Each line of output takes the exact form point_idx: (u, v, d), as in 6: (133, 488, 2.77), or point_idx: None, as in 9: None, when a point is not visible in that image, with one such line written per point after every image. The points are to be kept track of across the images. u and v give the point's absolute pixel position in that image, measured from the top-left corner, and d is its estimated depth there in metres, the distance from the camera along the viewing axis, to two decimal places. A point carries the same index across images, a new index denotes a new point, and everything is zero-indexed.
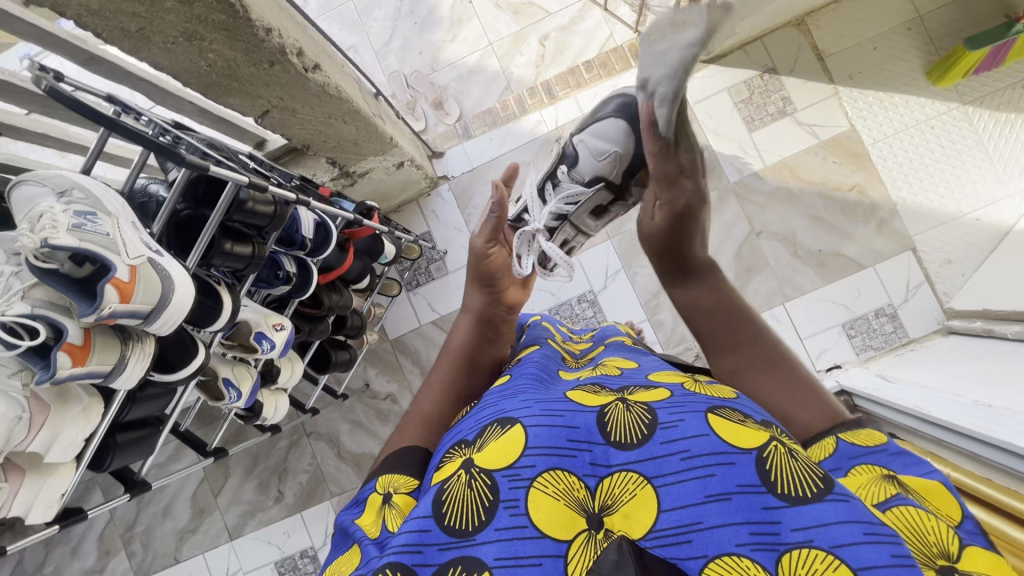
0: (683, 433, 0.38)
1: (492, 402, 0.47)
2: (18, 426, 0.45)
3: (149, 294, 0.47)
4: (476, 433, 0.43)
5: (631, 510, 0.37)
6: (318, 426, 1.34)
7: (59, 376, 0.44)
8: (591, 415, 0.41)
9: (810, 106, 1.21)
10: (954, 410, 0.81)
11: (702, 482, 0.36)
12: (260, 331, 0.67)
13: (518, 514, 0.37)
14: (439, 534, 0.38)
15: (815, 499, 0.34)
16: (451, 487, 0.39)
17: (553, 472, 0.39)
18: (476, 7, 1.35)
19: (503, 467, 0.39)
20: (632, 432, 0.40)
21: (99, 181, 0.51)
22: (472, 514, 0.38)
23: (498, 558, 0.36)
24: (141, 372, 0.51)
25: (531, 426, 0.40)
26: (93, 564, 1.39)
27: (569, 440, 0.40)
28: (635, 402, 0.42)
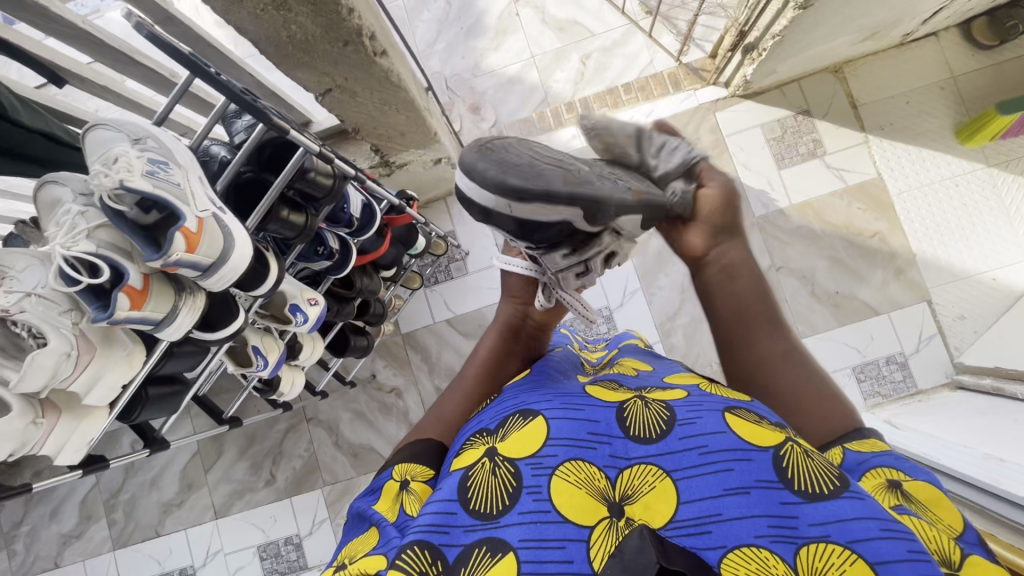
0: (701, 430, 0.39)
1: (515, 397, 0.49)
2: (64, 364, 0.45)
3: (212, 248, 0.47)
4: (500, 422, 0.45)
5: (652, 501, 0.37)
6: (318, 413, 1.32)
7: (117, 317, 0.44)
8: (610, 411, 0.43)
9: (840, 150, 1.24)
10: (964, 462, 0.82)
11: (720, 477, 0.37)
12: (295, 304, 0.68)
13: (541, 498, 0.38)
14: (464, 517, 0.39)
15: (832, 495, 0.35)
16: (476, 474, 0.41)
17: (574, 463, 0.39)
18: (522, 20, 1.43)
19: (526, 456, 0.40)
20: (652, 428, 0.41)
21: (170, 135, 0.52)
22: (497, 498, 0.39)
23: (521, 540, 0.36)
24: (190, 324, 0.50)
25: (553, 417, 0.42)
26: (72, 528, 1.37)
27: (590, 432, 0.41)
28: (653, 401, 0.43)
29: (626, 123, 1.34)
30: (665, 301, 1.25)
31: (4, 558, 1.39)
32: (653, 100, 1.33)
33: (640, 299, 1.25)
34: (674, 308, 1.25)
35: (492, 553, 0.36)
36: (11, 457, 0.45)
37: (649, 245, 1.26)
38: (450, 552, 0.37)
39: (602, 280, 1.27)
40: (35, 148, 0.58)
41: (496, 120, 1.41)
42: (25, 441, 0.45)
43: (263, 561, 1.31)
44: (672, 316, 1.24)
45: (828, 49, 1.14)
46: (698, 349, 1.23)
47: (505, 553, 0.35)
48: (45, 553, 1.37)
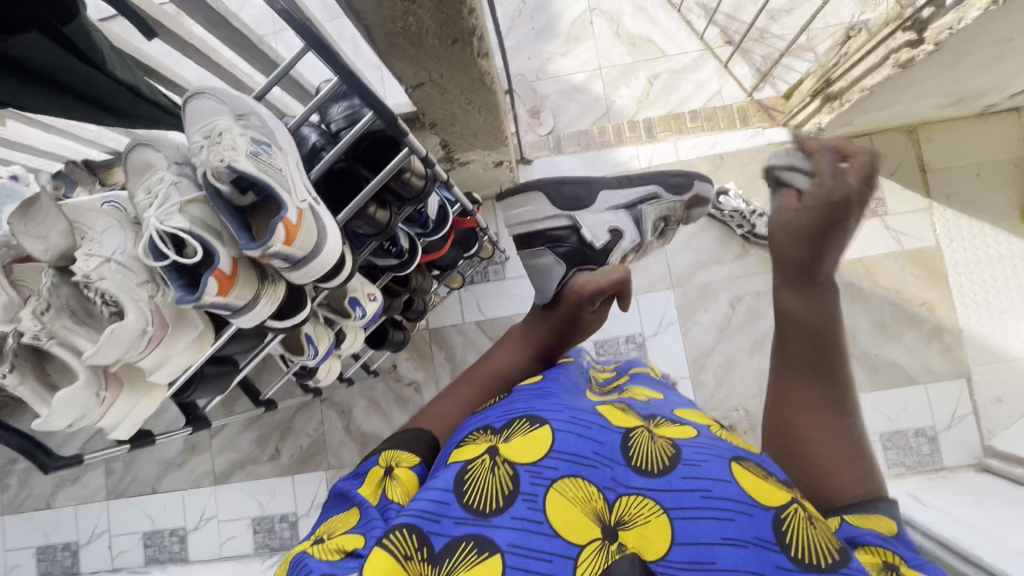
0: (706, 473, 0.40)
1: (522, 396, 0.48)
2: (138, 342, 0.43)
3: (307, 241, 0.45)
4: (506, 422, 0.45)
5: (647, 531, 0.39)
6: (333, 395, 1.30)
7: (203, 301, 0.42)
8: (617, 435, 0.44)
9: (903, 212, 1.21)
10: (984, 547, 0.78)
11: (717, 523, 0.38)
12: (355, 298, 0.66)
13: (534, 508, 0.39)
14: (457, 509, 0.39)
15: (828, 568, 0.36)
16: (475, 468, 0.41)
17: (573, 479, 0.41)
18: (595, 30, 1.40)
19: (527, 462, 0.41)
20: (655, 460, 0.42)
21: (273, 114, 0.50)
22: (493, 497, 0.40)
23: (511, 544, 0.37)
24: (266, 314, 0.48)
25: (559, 430, 0.43)
26: (69, 471, 1.36)
27: (594, 452, 0.42)
28: (659, 435, 0.44)
29: (688, 150, 1.30)
30: (700, 337, 1.23)
31: None
32: (718, 132, 1.30)
33: (675, 332, 1.23)
34: (708, 345, 1.23)
35: (479, 552, 0.37)
36: (69, 428, 0.43)
37: (693, 278, 1.24)
38: (437, 540, 0.38)
39: (640, 306, 1.24)
40: (113, 98, 0.54)
41: (555, 126, 1.38)
42: (85, 414, 0.43)
43: (256, 535, 1.30)
44: (705, 353, 1.22)
45: (909, 109, 1.11)
46: (726, 391, 1.21)
47: (491, 555, 0.37)
48: (39, 492, 1.36)
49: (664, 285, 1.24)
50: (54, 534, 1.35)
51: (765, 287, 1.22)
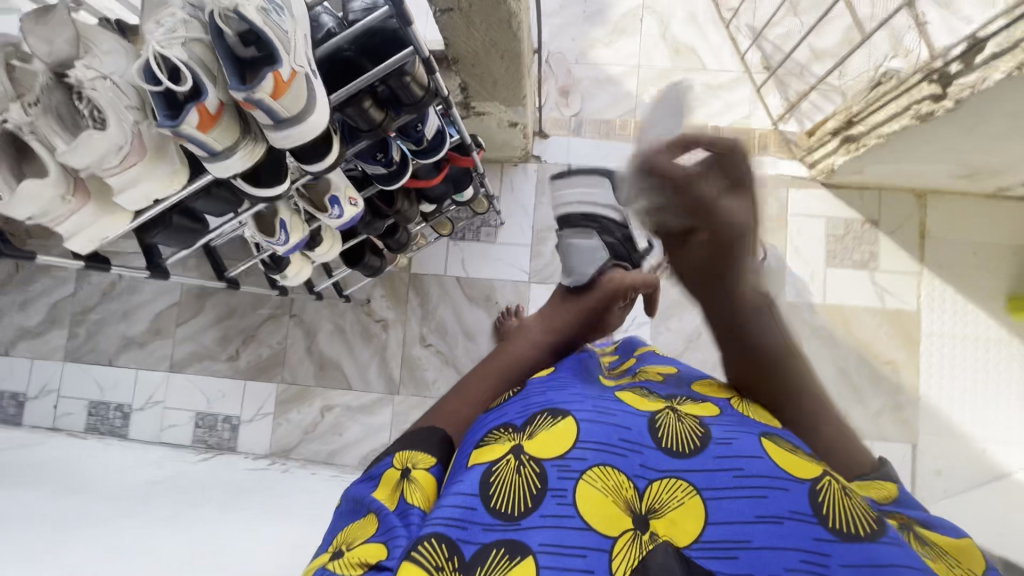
0: (735, 453, 0.47)
1: (537, 393, 0.57)
2: (114, 156, 0.45)
3: (293, 105, 0.46)
4: (527, 421, 0.52)
5: (677, 518, 0.45)
6: (303, 313, 1.32)
7: (181, 130, 0.44)
8: (641, 422, 0.51)
9: (892, 271, 1.22)
10: None
11: (751, 501, 0.44)
12: (336, 196, 0.67)
13: (565, 503, 0.45)
14: (483, 514, 0.46)
15: (868, 538, 0.42)
16: (501, 471, 0.48)
17: (601, 468, 0.47)
18: (643, 28, 1.42)
19: (552, 458, 0.48)
20: (683, 443, 0.49)
21: None
22: (521, 500, 0.46)
23: (542, 544, 0.43)
24: (241, 169, 0.50)
25: (582, 421, 0.50)
26: (34, 325, 1.38)
27: (621, 440, 0.49)
28: (685, 418, 0.51)
29: None
30: (667, 343, 1.25)
31: None
32: None
33: (645, 333, 1.25)
34: (672, 353, 1.24)
35: (514, 556, 0.43)
36: (30, 219, 0.45)
37: None
38: (467, 547, 0.45)
39: None
40: None
41: (581, 109, 1.39)
42: (48, 211, 0.45)
43: (197, 429, 1.32)
44: None
45: (921, 171, 1.13)
46: None
47: (525, 557, 0.43)
48: (0, 338, 1.39)
49: None
50: (4, 380, 1.37)
51: None
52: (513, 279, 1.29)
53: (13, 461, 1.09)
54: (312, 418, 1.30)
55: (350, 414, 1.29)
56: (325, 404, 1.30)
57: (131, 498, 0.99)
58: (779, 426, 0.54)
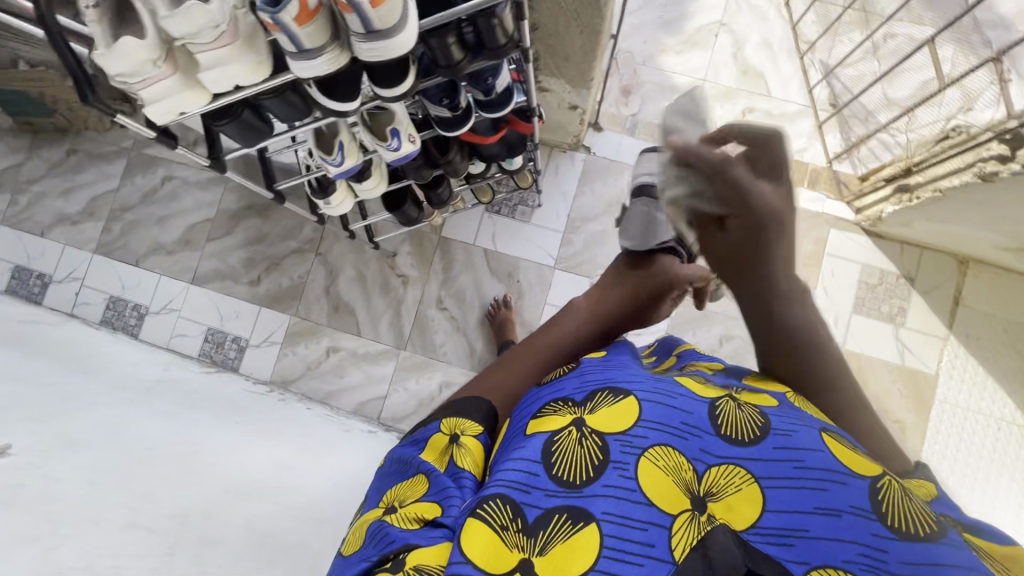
0: (797, 445, 0.45)
1: (595, 370, 0.55)
2: (212, 33, 0.46)
3: (388, 18, 0.47)
4: (586, 396, 0.51)
5: (735, 503, 0.43)
6: (328, 253, 1.33)
7: (281, 19, 0.45)
8: (703, 406, 0.48)
9: (918, 331, 1.21)
10: None
11: (810, 493, 0.42)
12: (396, 129, 0.68)
13: (626, 476, 0.45)
14: (546, 480, 0.46)
15: (928, 538, 0.40)
16: (564, 441, 0.48)
17: (662, 447, 0.46)
18: (716, 43, 1.42)
19: (615, 433, 0.47)
20: (745, 429, 0.47)
21: None
22: (583, 469, 0.46)
23: (605, 513, 0.43)
24: (322, 73, 0.51)
25: (643, 400, 0.48)
26: (74, 213, 1.42)
27: (682, 424, 0.47)
28: (745, 405, 0.49)
29: None
30: None
31: (3, 199, 1.44)
32: None
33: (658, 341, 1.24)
34: None
35: (575, 522, 0.44)
36: (119, 76, 0.47)
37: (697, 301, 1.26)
38: (530, 510, 0.45)
39: None
40: None
41: (639, 110, 1.39)
42: (138, 72, 0.47)
43: (205, 343, 1.34)
44: None
45: (968, 236, 1.11)
46: None
47: (588, 525, 0.43)
48: (38, 218, 1.43)
49: None
50: (34, 259, 1.42)
51: None
52: (539, 262, 1.30)
53: (30, 334, 1.13)
54: (317, 356, 1.31)
55: (354, 359, 1.30)
56: (332, 345, 1.31)
57: (135, 390, 1.01)
58: (831, 423, 0.51)
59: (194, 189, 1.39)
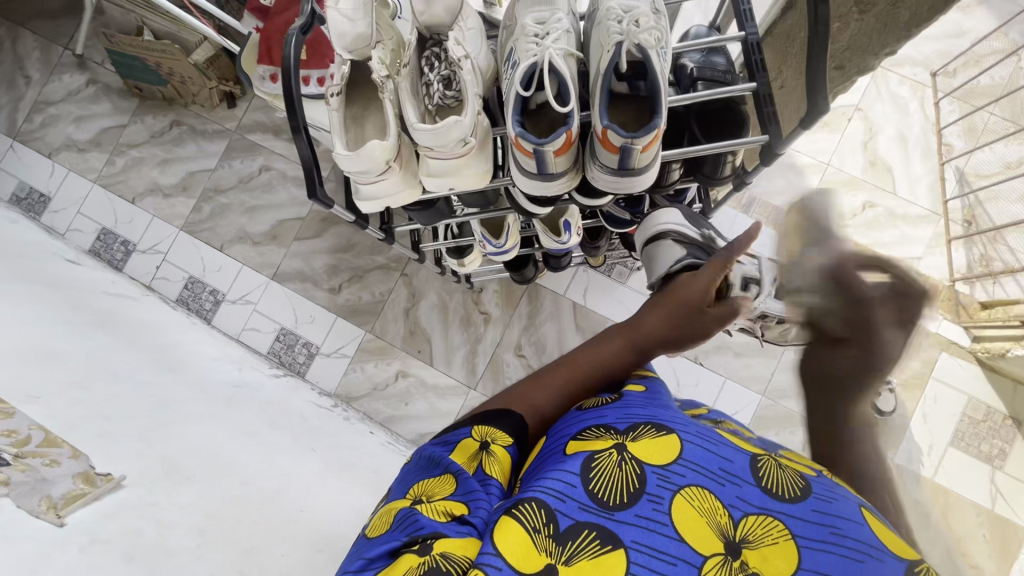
0: (837, 511, 0.39)
1: (638, 401, 0.46)
2: (455, 146, 0.43)
3: (646, 159, 0.43)
4: (629, 425, 0.42)
5: (770, 554, 0.37)
6: (414, 276, 1.31)
7: (540, 147, 0.41)
8: (743, 456, 0.42)
9: (1015, 477, 1.15)
10: None
11: (849, 562, 0.37)
12: (568, 223, 0.65)
13: (659, 510, 0.39)
14: (581, 493, 0.39)
15: None
16: (603, 459, 0.40)
17: (698, 489, 0.40)
18: (850, 127, 1.31)
19: (655, 464, 0.40)
20: (786, 485, 0.41)
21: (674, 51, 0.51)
22: (619, 491, 0.39)
23: (634, 541, 0.37)
24: (552, 192, 0.47)
25: (686, 440, 0.42)
26: (167, 186, 1.42)
27: (721, 469, 0.41)
28: (788, 465, 0.43)
29: None
30: None
31: (101, 159, 1.44)
32: None
33: None
34: None
35: (603, 544, 0.37)
36: (350, 172, 0.44)
37: (784, 400, 1.21)
38: (562, 521, 0.38)
39: (722, 391, 1.21)
40: None
41: (755, 185, 1.30)
42: (369, 171, 0.44)
43: (275, 342, 1.33)
44: None
45: None
46: None
47: (616, 549, 0.37)
48: (132, 185, 1.42)
49: (754, 387, 1.21)
50: (122, 225, 1.41)
51: None
52: None
53: (117, 312, 1.12)
54: (386, 378, 1.30)
55: (422, 389, 1.28)
56: (402, 369, 1.30)
57: (217, 396, 1.00)
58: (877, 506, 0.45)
59: (290, 184, 1.38)
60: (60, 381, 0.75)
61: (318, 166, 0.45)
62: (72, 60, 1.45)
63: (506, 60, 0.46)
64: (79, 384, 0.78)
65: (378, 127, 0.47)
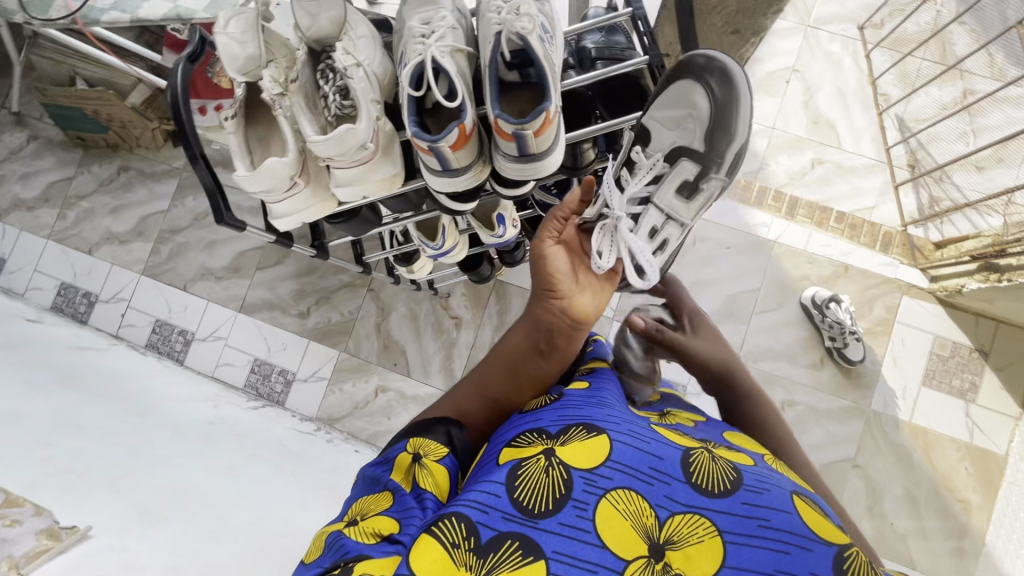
0: (765, 502, 0.41)
1: (575, 402, 0.47)
2: (356, 152, 0.43)
3: (545, 143, 0.44)
4: (562, 429, 0.44)
5: (694, 554, 0.39)
6: (381, 290, 1.31)
7: (436, 146, 0.42)
8: (675, 453, 0.44)
9: (988, 408, 1.17)
10: None
11: (772, 555, 0.39)
12: (501, 216, 0.65)
13: (583, 517, 0.40)
14: (506, 504, 0.40)
15: None
16: (529, 468, 0.42)
17: (625, 492, 0.41)
18: (788, 88, 1.33)
19: (582, 469, 0.42)
20: (716, 481, 0.42)
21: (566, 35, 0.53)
22: (543, 500, 0.40)
23: (556, 551, 0.39)
24: (462, 189, 0.47)
25: (616, 441, 0.43)
26: (122, 233, 1.40)
27: (650, 468, 0.42)
28: (720, 457, 0.45)
29: (818, 247, 1.25)
30: None
31: (51, 214, 1.42)
32: (856, 243, 1.25)
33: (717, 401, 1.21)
34: None
35: (524, 554, 0.38)
36: (255, 194, 0.44)
37: (759, 362, 1.22)
38: (484, 532, 0.39)
39: None
40: None
41: None
42: (273, 190, 0.44)
43: (251, 374, 1.33)
44: None
45: None
46: None
47: (538, 559, 0.38)
48: (86, 236, 1.41)
49: None
50: (81, 278, 1.40)
51: (822, 406, 1.19)
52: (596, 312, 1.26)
53: (83, 365, 1.11)
54: (365, 395, 1.29)
55: (402, 401, 1.28)
56: (380, 384, 1.29)
57: (190, 435, 0.99)
58: (812, 489, 0.47)
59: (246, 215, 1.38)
60: (22, 441, 0.75)
61: (222, 191, 0.47)
62: (9, 118, 1.43)
63: (399, 63, 0.47)
64: (42, 441, 0.77)
65: (282, 146, 0.48)
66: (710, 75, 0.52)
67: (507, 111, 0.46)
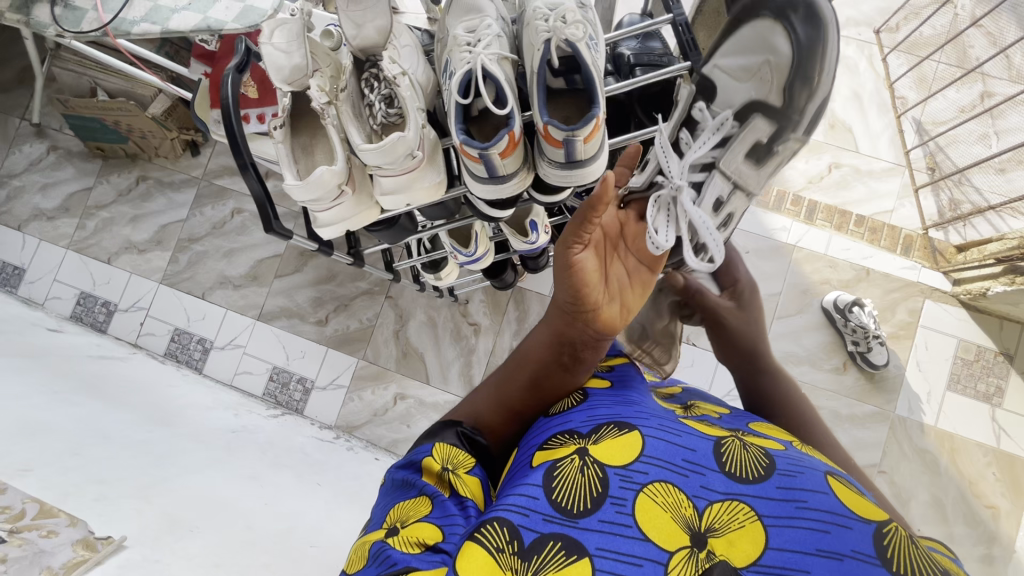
0: (800, 484, 0.41)
1: (603, 402, 0.48)
2: (404, 160, 0.43)
3: (593, 148, 0.44)
4: (592, 428, 0.44)
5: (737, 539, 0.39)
6: (399, 297, 1.32)
7: (485, 152, 0.42)
8: (705, 444, 0.44)
9: (1015, 412, 1.16)
10: None
11: (813, 534, 0.38)
12: (535, 222, 0.66)
13: (623, 512, 0.40)
14: (545, 505, 0.40)
15: None
16: (564, 467, 0.41)
17: (663, 484, 0.41)
18: None
19: (617, 465, 0.42)
20: (748, 467, 0.42)
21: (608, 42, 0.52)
22: (582, 498, 0.40)
23: (598, 548, 0.38)
24: (508, 195, 0.47)
25: (648, 436, 0.43)
26: (141, 242, 1.41)
27: (684, 460, 0.42)
28: (750, 444, 0.45)
29: (839, 251, 1.25)
30: None
31: (71, 224, 1.43)
32: (876, 246, 1.24)
33: None
34: None
35: (568, 553, 0.38)
36: (301, 202, 0.44)
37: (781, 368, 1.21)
38: (526, 535, 0.38)
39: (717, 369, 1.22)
40: None
41: None
42: (319, 198, 0.44)
43: (269, 382, 1.33)
44: None
45: None
46: None
47: (581, 558, 0.38)
48: (105, 246, 1.42)
49: None
50: (100, 287, 1.41)
51: (845, 411, 1.18)
52: None
53: (105, 374, 1.11)
54: (384, 403, 1.29)
55: (422, 409, 1.28)
56: (399, 392, 1.29)
57: (214, 444, 0.99)
58: (842, 469, 0.47)
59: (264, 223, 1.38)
60: (53, 451, 0.75)
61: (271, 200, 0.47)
62: (30, 130, 1.44)
63: (443, 72, 0.47)
64: (72, 451, 0.77)
65: (326, 154, 0.48)
66: (793, 15, 0.54)
67: (553, 117, 0.46)
